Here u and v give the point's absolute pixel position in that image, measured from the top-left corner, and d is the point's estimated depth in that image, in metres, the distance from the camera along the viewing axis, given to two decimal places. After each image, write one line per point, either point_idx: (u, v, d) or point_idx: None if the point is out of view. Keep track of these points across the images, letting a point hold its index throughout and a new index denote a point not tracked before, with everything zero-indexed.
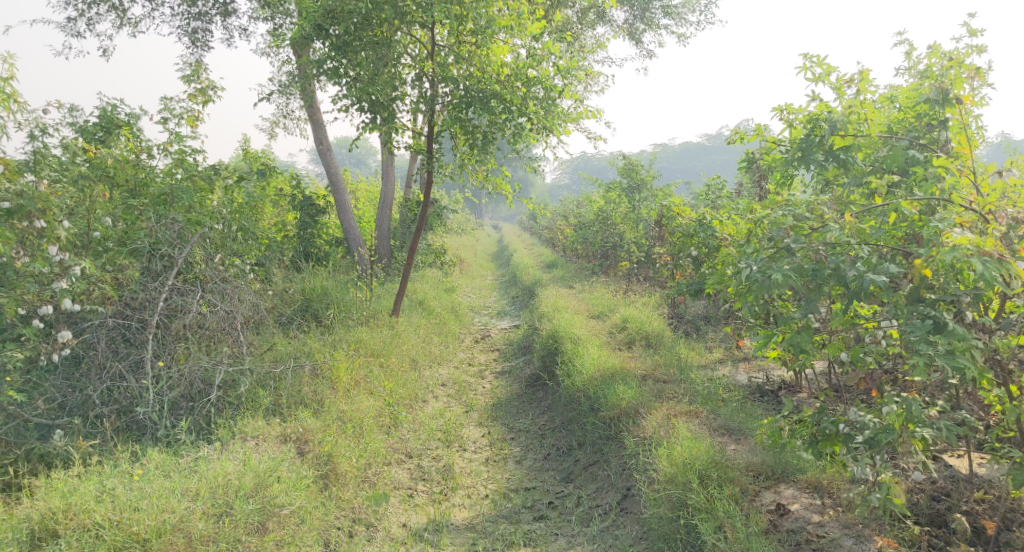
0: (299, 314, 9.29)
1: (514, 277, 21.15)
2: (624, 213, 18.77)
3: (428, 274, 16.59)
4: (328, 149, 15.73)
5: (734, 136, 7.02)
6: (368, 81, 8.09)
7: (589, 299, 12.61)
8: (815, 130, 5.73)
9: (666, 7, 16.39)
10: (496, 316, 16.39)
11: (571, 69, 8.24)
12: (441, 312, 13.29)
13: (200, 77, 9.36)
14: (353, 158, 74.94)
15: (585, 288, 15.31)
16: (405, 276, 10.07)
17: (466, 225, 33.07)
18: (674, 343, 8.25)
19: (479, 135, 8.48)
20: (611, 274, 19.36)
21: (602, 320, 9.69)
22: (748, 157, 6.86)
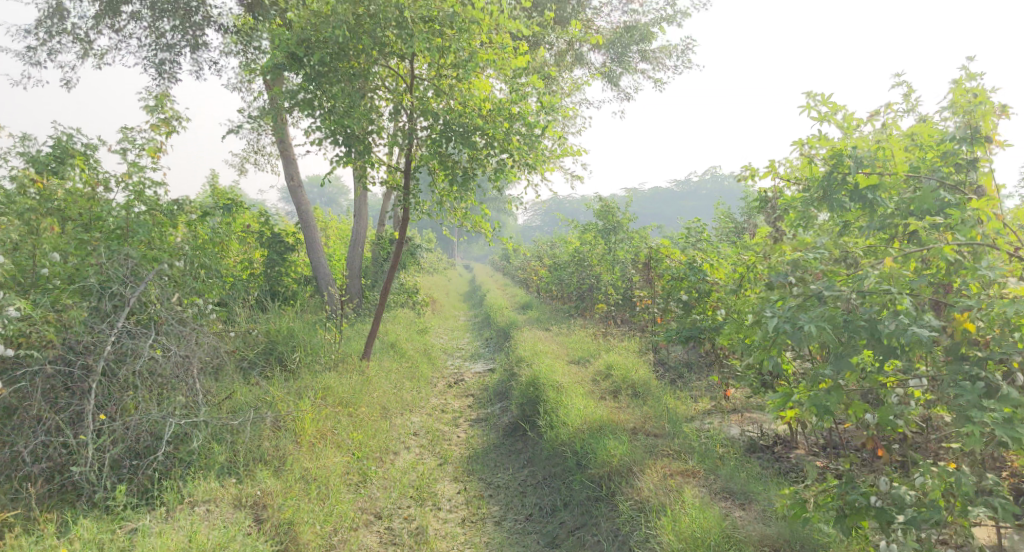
0: (263, 358, 8.74)
1: (487, 318, 20.66)
2: (601, 254, 18.48)
3: (401, 314, 16.08)
4: (299, 186, 15.27)
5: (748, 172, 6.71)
6: (344, 113, 7.71)
7: (568, 343, 12.19)
8: (839, 168, 5.40)
9: (643, 52, 16.33)
10: (469, 359, 15.87)
11: (555, 106, 7.92)
12: (414, 354, 12.75)
13: (164, 107, 8.92)
14: (324, 195, 74.37)
15: (562, 331, 14.90)
16: (378, 318, 9.57)
17: (438, 265, 32.62)
18: (662, 392, 7.87)
19: (459, 170, 8.27)
20: (587, 316, 18.99)
21: (584, 366, 9.26)
22: (763, 194, 6.52)
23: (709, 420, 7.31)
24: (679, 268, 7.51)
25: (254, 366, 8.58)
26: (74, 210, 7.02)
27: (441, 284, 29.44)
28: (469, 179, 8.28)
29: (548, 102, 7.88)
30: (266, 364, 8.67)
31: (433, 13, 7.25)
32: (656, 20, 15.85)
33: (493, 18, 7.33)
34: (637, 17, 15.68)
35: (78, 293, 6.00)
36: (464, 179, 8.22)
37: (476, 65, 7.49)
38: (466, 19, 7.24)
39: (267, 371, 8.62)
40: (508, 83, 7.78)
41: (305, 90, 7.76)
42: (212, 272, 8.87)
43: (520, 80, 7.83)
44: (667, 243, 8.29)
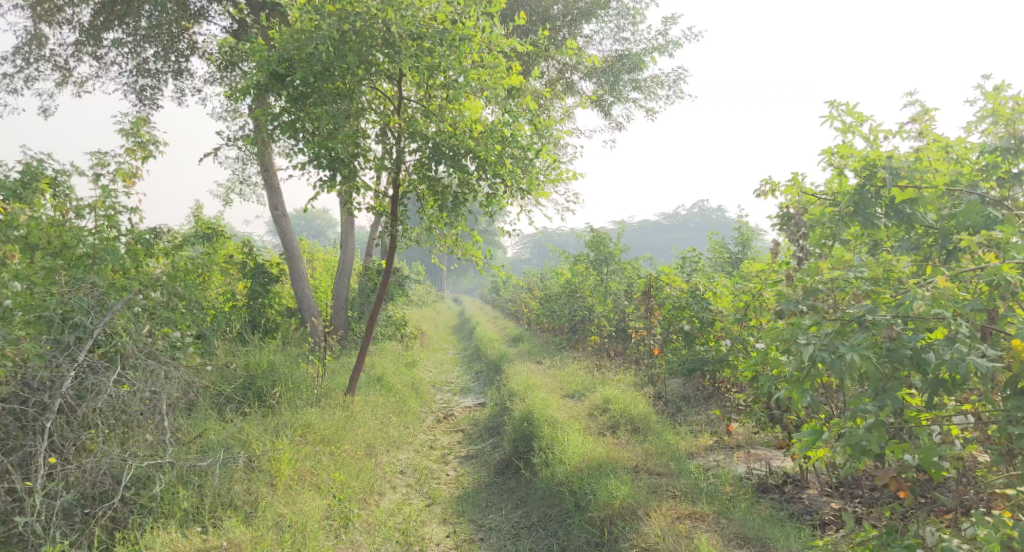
0: (241, 393, 8.30)
1: (477, 351, 20.19)
2: (593, 285, 18.17)
3: (388, 347, 15.62)
4: (284, 215, 14.91)
5: (765, 188, 6.63)
6: (328, 135, 7.39)
7: (561, 377, 11.77)
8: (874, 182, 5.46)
9: (634, 81, 16.21)
10: (459, 393, 15.38)
11: (549, 128, 7.63)
12: (401, 389, 12.28)
13: (139, 131, 8.62)
14: (312, 228, 74.00)
15: (554, 364, 14.48)
16: (364, 350, 9.14)
17: (427, 298, 32.20)
18: (663, 427, 7.48)
19: (449, 195, 7.97)
20: (579, 348, 18.58)
21: (579, 400, 8.86)
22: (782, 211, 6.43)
23: (714, 456, 6.93)
24: (680, 296, 7.18)
25: (232, 402, 8.13)
26: (38, 236, 6.63)
27: (429, 316, 28.95)
28: (459, 204, 7.97)
29: (542, 124, 7.61)
30: (245, 399, 8.22)
31: (423, 32, 6.99)
32: (647, 49, 15.75)
33: (484, 37, 7.08)
34: (628, 46, 15.57)
35: (39, 323, 5.59)
36: (454, 203, 7.91)
37: (467, 84, 7.21)
38: (457, 38, 6.98)
39: (246, 407, 8.17)
40: (500, 104, 7.50)
41: (287, 112, 7.47)
42: (189, 303, 8.46)
43: (513, 101, 7.56)
44: (668, 270, 7.98)
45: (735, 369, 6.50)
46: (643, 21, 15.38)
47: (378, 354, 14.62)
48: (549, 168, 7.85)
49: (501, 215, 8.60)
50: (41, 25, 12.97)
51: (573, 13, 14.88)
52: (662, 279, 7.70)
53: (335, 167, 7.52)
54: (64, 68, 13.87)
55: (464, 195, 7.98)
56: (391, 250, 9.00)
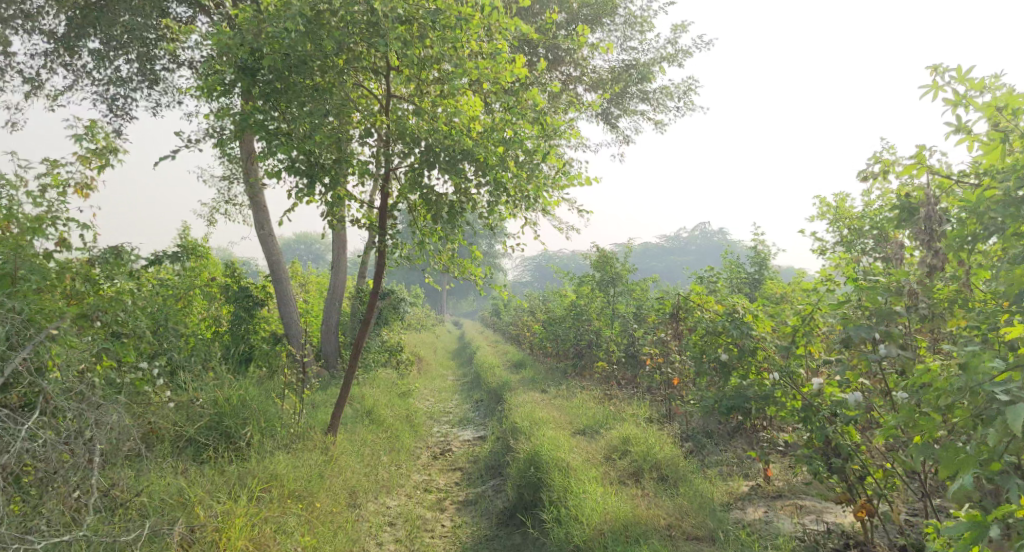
0: (206, 434, 7.24)
1: (477, 378, 19.09)
2: (600, 308, 17.13)
3: (381, 375, 14.57)
4: (270, 233, 13.93)
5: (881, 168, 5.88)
6: (303, 138, 6.43)
7: (570, 409, 10.69)
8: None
9: (643, 92, 15.31)
10: (457, 425, 14.31)
11: (558, 127, 6.67)
12: (394, 422, 11.22)
13: (94, 135, 7.32)
14: (309, 252, 73.10)
15: (561, 393, 13.42)
16: (349, 382, 8.11)
17: (423, 322, 31.15)
18: (693, 473, 6.45)
19: (444, 205, 7.02)
20: (585, 375, 17.51)
21: (592, 438, 7.83)
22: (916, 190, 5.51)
23: (755, 509, 5.89)
24: (715, 320, 6.15)
25: (198, 444, 7.10)
26: None
27: (427, 341, 27.84)
28: (456, 213, 7.02)
29: (549, 122, 6.65)
30: (212, 442, 7.18)
31: (413, 15, 6.03)
32: (656, 59, 14.88)
33: (483, 20, 6.12)
34: (637, 55, 14.71)
35: None
36: (450, 210, 6.97)
37: (464, 77, 6.26)
38: (451, 21, 6.02)
39: (212, 451, 7.12)
40: (501, 99, 6.55)
41: (258, 111, 6.53)
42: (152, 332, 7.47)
43: (516, 96, 6.60)
44: (698, 289, 7.01)
45: (781, 407, 5.50)
46: (652, 28, 14.52)
47: (370, 384, 13.57)
48: (557, 172, 6.87)
49: (503, 228, 7.65)
50: (7, 33, 12.06)
51: (580, 18, 13.99)
52: (693, 302, 6.70)
53: (314, 174, 6.56)
54: (34, 80, 12.96)
55: (461, 204, 7.04)
56: (381, 270, 7.99)
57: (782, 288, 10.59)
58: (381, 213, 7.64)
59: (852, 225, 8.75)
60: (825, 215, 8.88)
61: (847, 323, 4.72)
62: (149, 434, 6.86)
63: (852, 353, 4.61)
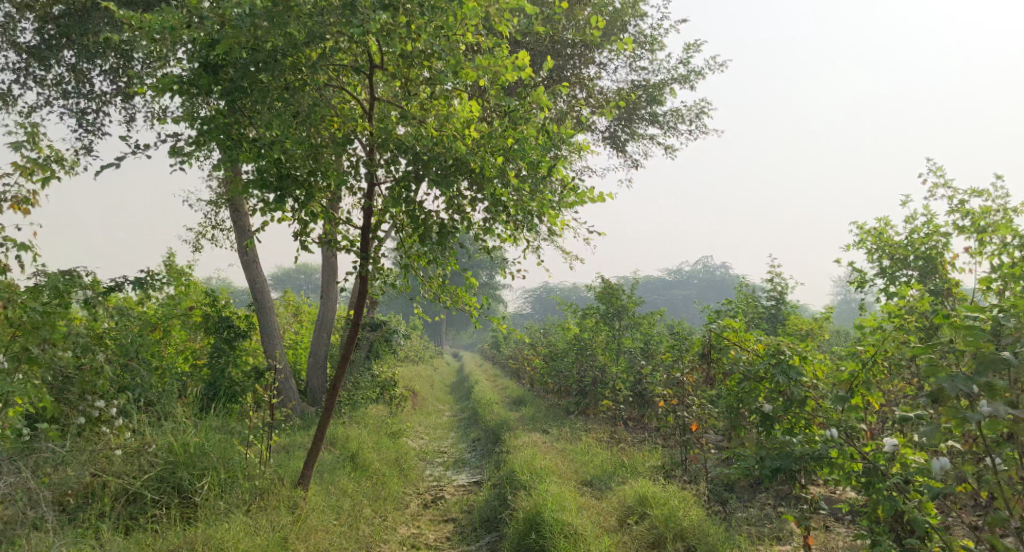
0: (157, 489, 6.28)
1: (475, 415, 18.02)
2: (606, 343, 16.16)
3: (371, 412, 13.57)
4: (254, 260, 13.02)
5: None
6: (271, 146, 5.59)
7: (575, 456, 9.66)
8: None
9: (653, 114, 14.48)
10: (452, 467, 13.27)
11: (567, 136, 5.79)
12: (380, 466, 10.19)
13: (37, 143, 6.44)
14: (306, 282, 72.21)
15: (563, 435, 12.39)
16: (324, 427, 7.12)
17: (419, 354, 30.18)
18: (726, 544, 5.45)
19: (434, 225, 6.11)
20: (588, 413, 16.45)
21: (602, 495, 6.84)
22: None
23: None
24: (754, 363, 5.14)
25: (146, 501, 6.14)
26: None
27: (424, 374, 26.78)
28: (447, 234, 6.13)
29: (556, 130, 5.79)
30: (162, 498, 6.21)
31: (398, 0, 5.16)
32: (667, 80, 14.08)
33: (481, 10, 5.28)
34: (646, 77, 13.93)
35: None
36: (440, 229, 6.07)
37: (456, 75, 5.41)
38: (443, 6, 5.17)
39: (162, 509, 6.15)
40: (502, 103, 5.68)
41: (221, 115, 5.71)
42: (105, 370, 6.58)
43: (520, 99, 5.73)
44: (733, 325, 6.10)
45: (837, 470, 4.51)
46: (662, 48, 13.74)
47: (358, 423, 12.56)
48: (566, 187, 5.98)
49: (502, 251, 6.72)
50: None
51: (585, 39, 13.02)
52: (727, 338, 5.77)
53: (284, 186, 5.70)
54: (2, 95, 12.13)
55: (454, 224, 6.14)
56: (363, 298, 7.04)
57: (809, 324, 9.63)
58: (364, 234, 6.74)
59: (894, 254, 7.82)
60: (862, 241, 7.96)
61: (929, 372, 3.79)
62: (83, 491, 6.02)
63: (943, 411, 3.67)
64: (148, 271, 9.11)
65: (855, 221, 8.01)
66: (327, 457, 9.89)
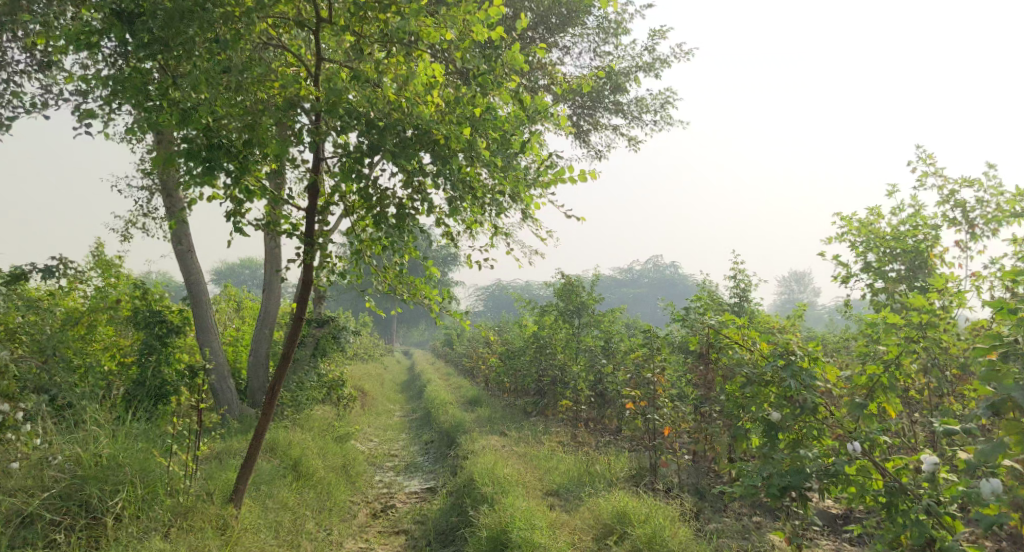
0: (59, 508, 5.38)
1: (428, 416, 17.25)
2: (565, 341, 15.61)
3: (317, 414, 12.70)
4: (190, 250, 11.99)
5: None
6: (196, 107, 4.82)
7: (538, 462, 9.01)
8: None
9: (616, 103, 13.91)
10: (403, 472, 12.48)
11: (541, 106, 5.12)
12: (326, 473, 9.38)
13: None
14: (251, 276, 70.10)
15: (522, 438, 11.76)
16: (261, 435, 6.30)
17: (369, 353, 29.24)
18: None
19: (389, 204, 5.38)
20: (546, 414, 15.86)
21: (573, 510, 6.20)
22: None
23: None
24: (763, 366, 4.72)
25: (44, 523, 5.24)
26: None
27: (375, 372, 25.87)
28: (404, 216, 5.39)
29: (530, 99, 5.11)
30: (64, 520, 5.31)
31: None
32: (631, 68, 13.57)
33: None
34: (610, 64, 13.37)
35: None
36: (398, 209, 5.35)
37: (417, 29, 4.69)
38: None
39: (64, 533, 5.26)
40: (468, 67, 4.97)
41: (138, 72, 4.94)
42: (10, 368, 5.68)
43: (489, 62, 5.04)
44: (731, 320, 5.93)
45: None
46: (627, 34, 13.19)
47: (302, 426, 11.69)
48: (542, 165, 5.30)
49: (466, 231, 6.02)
50: None
51: (547, 22, 12.34)
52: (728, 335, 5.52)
53: (213, 155, 4.93)
54: None
55: (413, 204, 5.43)
56: (307, 289, 6.26)
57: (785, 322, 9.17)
58: (308, 217, 5.96)
59: (880, 246, 7.36)
60: (846, 233, 7.48)
61: None
62: None
63: None
64: (65, 258, 8.11)
65: (839, 212, 7.53)
66: (267, 465, 9.03)
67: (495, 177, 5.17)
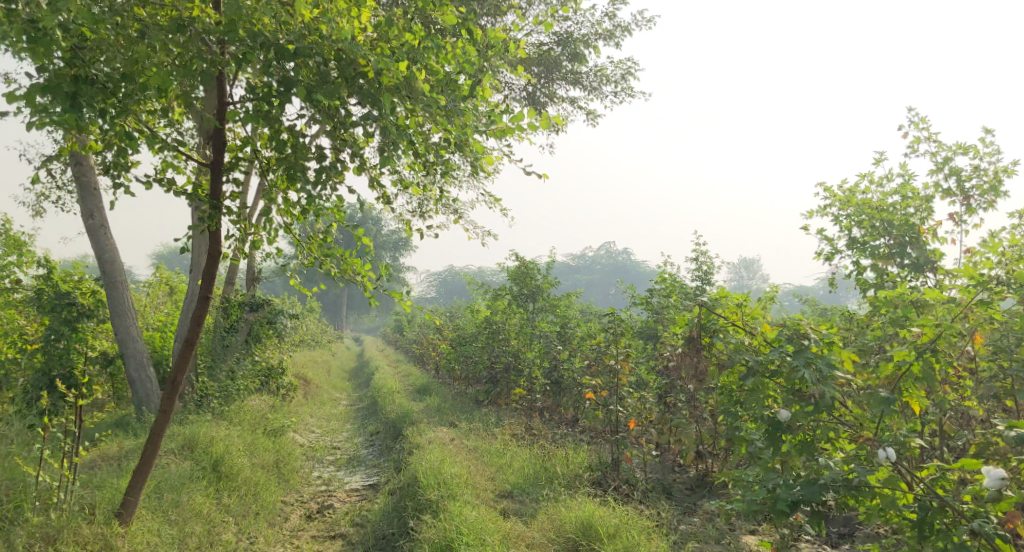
0: None
1: (374, 406, 16.26)
2: (519, 326, 14.82)
3: (248, 405, 11.62)
4: (103, 225, 10.76)
5: None
6: (52, 24, 3.79)
7: (489, 459, 8.19)
8: None
9: (574, 75, 13.03)
10: (344, 467, 11.51)
11: (494, 36, 4.24)
12: (253, 471, 8.38)
13: None
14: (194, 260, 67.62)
15: (473, 430, 10.93)
16: (157, 435, 5.27)
17: (314, 340, 28.14)
18: None
19: (306, 157, 4.40)
20: (499, 404, 15.07)
21: (530, 518, 5.41)
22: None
23: None
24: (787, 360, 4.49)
25: None
26: None
27: (321, 359, 24.74)
28: (326, 169, 4.41)
29: (481, 29, 4.22)
30: None
31: None
32: (590, 36, 12.75)
33: None
34: (567, 30, 12.49)
35: None
36: (318, 159, 4.36)
37: None
38: None
39: None
40: None
41: None
42: None
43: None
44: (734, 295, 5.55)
45: None
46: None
47: (229, 420, 10.58)
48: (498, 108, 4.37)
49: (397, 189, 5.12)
50: None
51: None
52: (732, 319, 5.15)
53: (78, 90, 3.92)
54: None
55: (338, 156, 4.45)
56: (213, 263, 5.19)
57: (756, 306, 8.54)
58: (211, 174, 4.97)
59: (869, 220, 6.63)
60: (829, 205, 6.75)
61: None
62: None
63: None
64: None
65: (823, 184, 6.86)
66: (182, 465, 7.97)
67: (439, 119, 4.25)
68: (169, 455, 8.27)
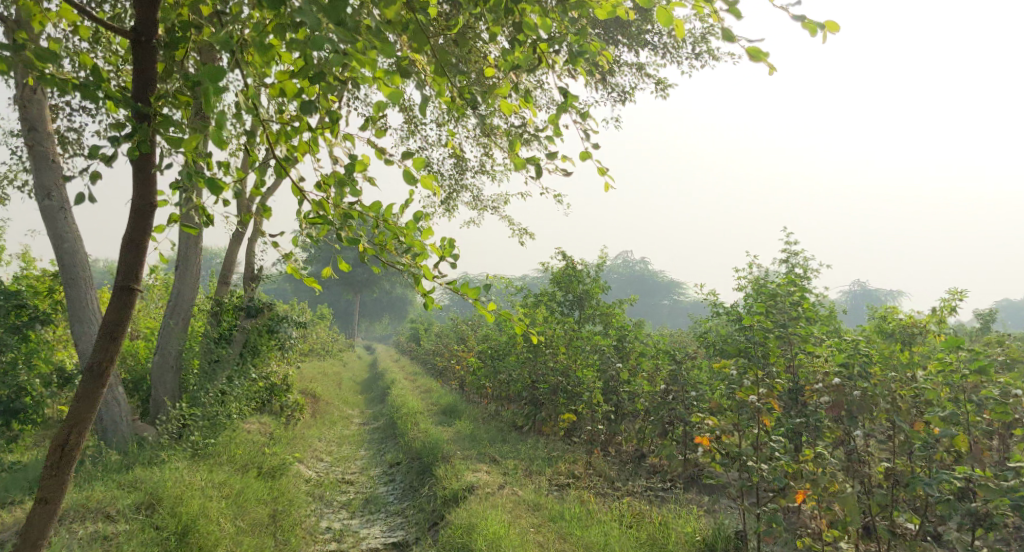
0: None
1: (393, 429, 13.86)
2: (566, 339, 12.49)
3: (240, 434, 9.28)
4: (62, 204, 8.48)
5: None
6: None
7: (571, 532, 5.83)
8: None
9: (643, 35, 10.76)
10: (359, 513, 9.14)
11: None
12: (239, 538, 6.04)
13: None
14: None
15: (525, 473, 8.57)
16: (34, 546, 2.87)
17: (325, 349, 25.93)
18: None
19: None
20: (541, 431, 12.69)
21: None
22: None
23: None
24: None
25: None
26: None
27: (331, 371, 22.46)
28: None
29: None
30: None
31: None
32: None
33: None
34: None
35: None
36: None
37: None
38: None
39: None
40: None
41: None
42: None
43: None
44: None
45: None
46: None
47: (213, 457, 8.26)
48: None
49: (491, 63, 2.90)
50: None
51: None
52: None
53: None
54: None
55: None
56: (141, 226, 2.82)
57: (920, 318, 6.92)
58: (134, 52, 2.61)
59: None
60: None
61: None
62: None
63: None
64: None
65: None
66: (134, 539, 5.60)
67: None
68: (122, 521, 5.90)
